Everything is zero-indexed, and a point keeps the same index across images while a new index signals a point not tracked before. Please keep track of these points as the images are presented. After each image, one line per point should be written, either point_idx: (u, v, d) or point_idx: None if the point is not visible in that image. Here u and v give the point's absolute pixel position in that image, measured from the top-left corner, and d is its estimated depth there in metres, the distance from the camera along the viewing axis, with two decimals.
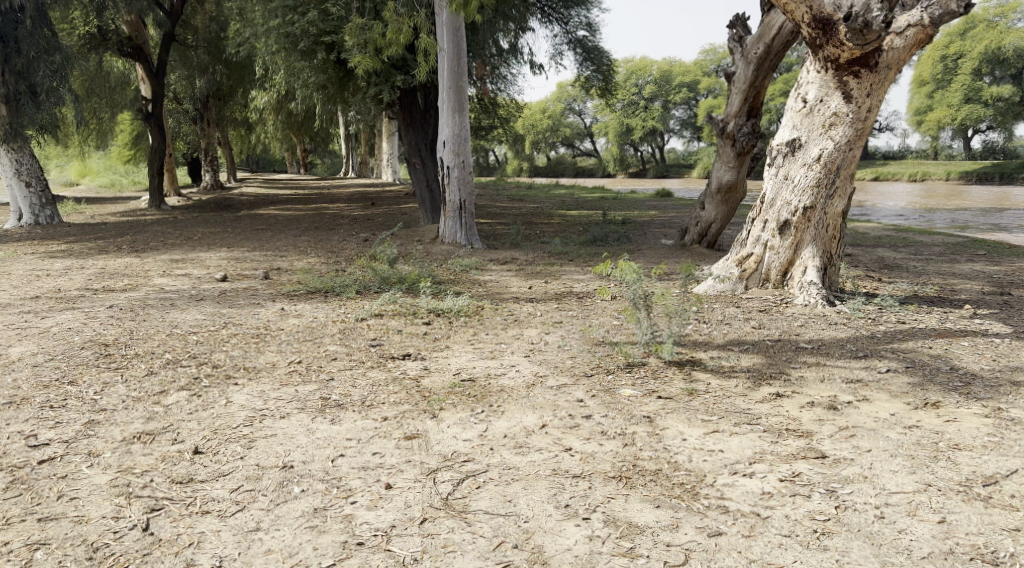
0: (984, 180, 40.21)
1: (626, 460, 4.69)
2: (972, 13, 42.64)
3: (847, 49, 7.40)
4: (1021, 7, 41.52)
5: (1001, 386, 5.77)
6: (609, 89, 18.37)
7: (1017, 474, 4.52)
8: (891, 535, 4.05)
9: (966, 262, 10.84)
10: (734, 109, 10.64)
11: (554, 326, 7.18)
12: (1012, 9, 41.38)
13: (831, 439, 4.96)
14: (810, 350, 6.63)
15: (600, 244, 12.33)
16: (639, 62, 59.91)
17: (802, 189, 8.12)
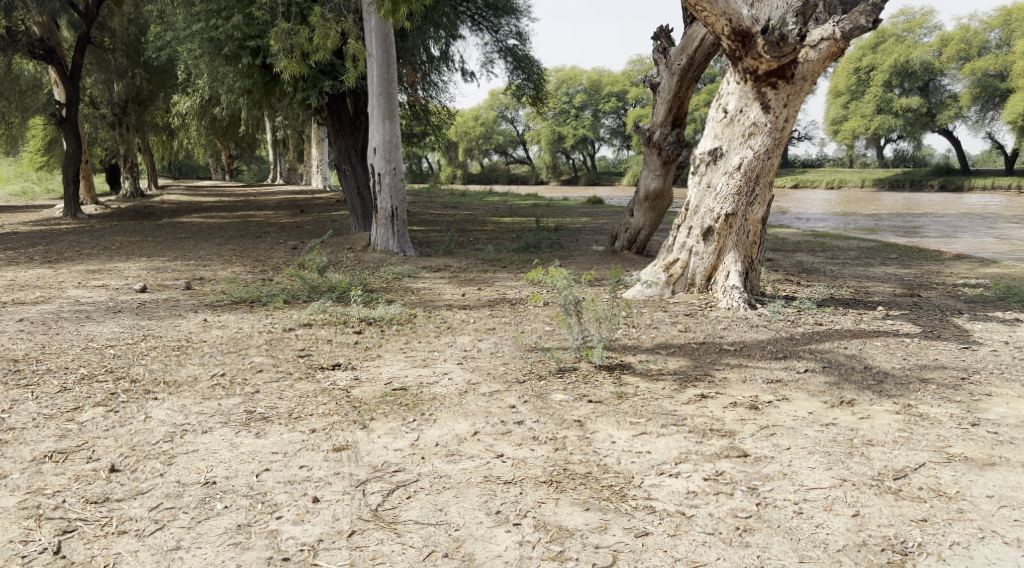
0: (896, 188, 41.93)
1: (557, 464, 4.82)
2: (883, 27, 44.50)
3: (765, 61, 7.66)
4: (926, 23, 44.12)
5: (911, 384, 6.08)
6: (540, 98, 18.57)
7: (925, 467, 4.79)
8: (808, 530, 4.26)
9: (879, 266, 11.33)
10: (659, 118, 10.91)
11: (486, 332, 7.28)
12: (919, 24, 44.01)
13: (753, 437, 5.18)
14: (733, 352, 6.88)
15: (532, 250, 12.49)
16: (568, 71, 60.81)
17: (723, 196, 8.41)
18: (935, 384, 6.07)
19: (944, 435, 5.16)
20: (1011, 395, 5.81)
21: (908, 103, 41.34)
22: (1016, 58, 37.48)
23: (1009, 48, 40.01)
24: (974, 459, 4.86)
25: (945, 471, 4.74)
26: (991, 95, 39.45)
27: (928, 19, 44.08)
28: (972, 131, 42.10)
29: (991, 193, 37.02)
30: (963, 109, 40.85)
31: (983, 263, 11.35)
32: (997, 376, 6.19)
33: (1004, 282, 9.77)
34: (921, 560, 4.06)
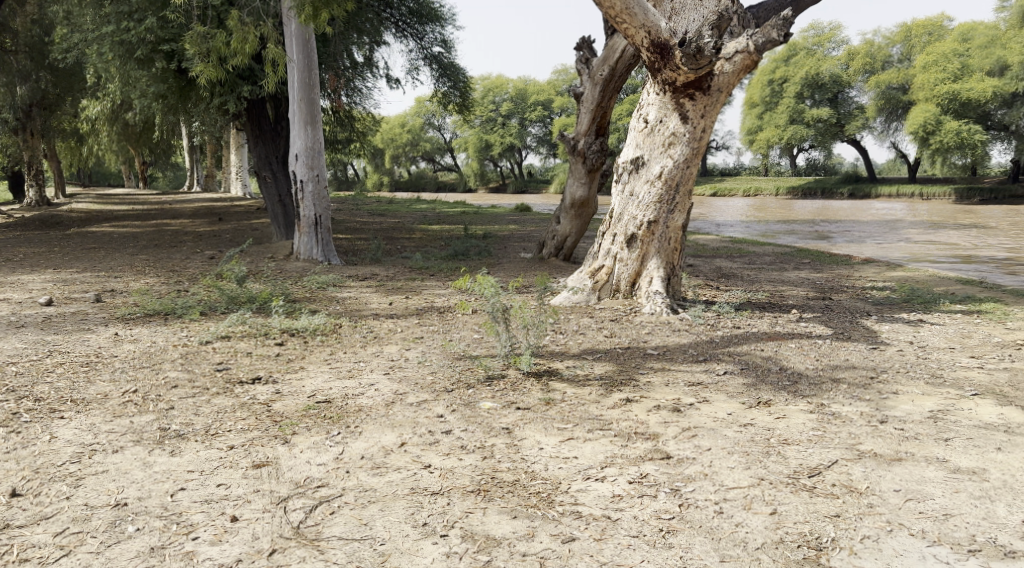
0: (809, 195, 43.36)
1: (484, 473, 4.84)
2: (794, 41, 45.91)
3: (683, 73, 7.85)
4: (835, 37, 45.67)
5: (824, 384, 6.30)
6: (467, 106, 18.60)
7: (838, 464, 4.95)
8: (729, 529, 4.35)
9: (793, 270, 11.71)
10: (583, 127, 11.04)
11: (414, 341, 7.26)
12: (828, 39, 45.47)
13: (675, 439, 5.29)
14: (657, 356, 7.02)
15: (461, 258, 12.50)
16: (494, 79, 61.11)
17: (645, 204, 8.56)
18: (846, 383, 6.31)
19: (855, 433, 5.35)
20: (916, 392, 6.06)
21: (819, 114, 42.78)
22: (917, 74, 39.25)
23: (911, 63, 41.93)
24: (883, 455, 5.03)
25: (856, 467, 4.89)
26: (894, 107, 41.05)
27: (836, 33, 45.84)
28: (877, 141, 43.89)
29: (896, 200, 38.65)
30: (869, 120, 42.53)
31: (890, 267, 11.84)
32: (903, 375, 6.46)
33: (908, 285, 10.20)
34: (835, 555, 4.15)
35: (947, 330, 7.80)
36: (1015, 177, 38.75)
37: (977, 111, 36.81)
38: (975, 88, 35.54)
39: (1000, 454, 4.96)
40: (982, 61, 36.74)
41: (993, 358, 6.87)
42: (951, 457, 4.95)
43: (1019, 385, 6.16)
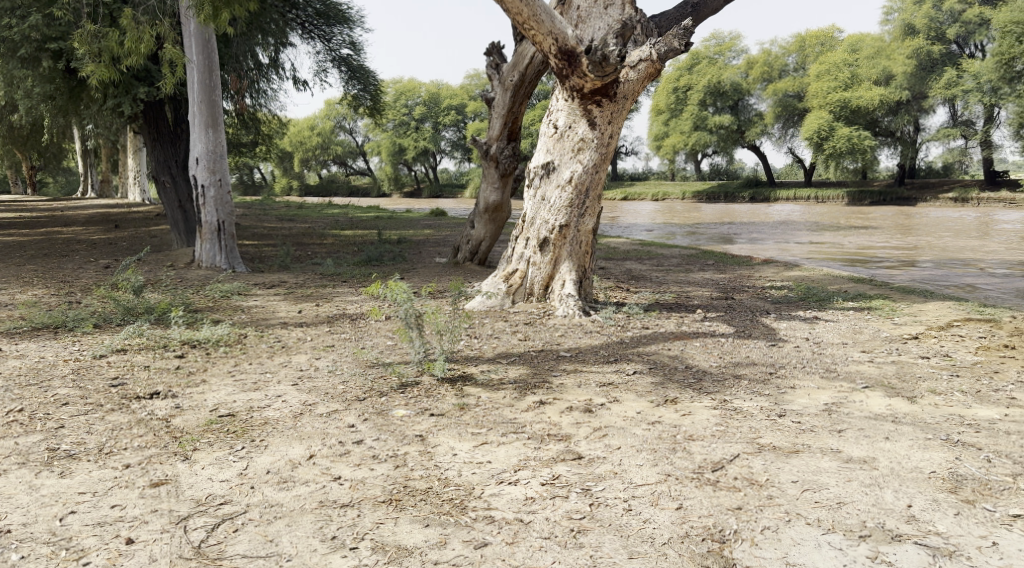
0: (713, 199, 44.58)
1: (397, 482, 4.82)
2: (696, 50, 47.48)
3: (590, 80, 7.98)
4: (734, 47, 47.79)
5: (726, 380, 6.51)
6: (377, 109, 18.42)
7: (740, 458, 5.11)
8: (637, 526, 4.43)
9: (698, 271, 12.03)
10: (495, 132, 11.10)
11: (325, 350, 7.16)
12: (729, 48, 47.60)
13: (586, 439, 5.38)
14: (569, 358, 7.11)
15: (374, 264, 12.39)
16: (407, 84, 60.88)
17: (556, 208, 8.66)
18: (747, 378, 6.54)
19: (756, 427, 5.54)
20: (812, 386, 6.32)
21: (721, 121, 44.06)
22: (810, 82, 41.38)
23: (804, 72, 44.16)
24: (782, 448, 5.21)
25: (757, 461, 5.05)
26: (790, 114, 43.16)
27: (736, 42, 47.71)
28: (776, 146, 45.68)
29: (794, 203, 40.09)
30: (768, 126, 44.09)
31: (788, 267, 12.29)
32: (800, 369, 6.73)
33: (805, 284, 10.61)
34: (737, 546, 4.26)
35: (841, 326, 8.14)
36: (901, 180, 40.60)
37: (866, 118, 38.27)
38: (865, 96, 36.82)
39: (888, 442, 5.20)
40: (870, 70, 38.20)
41: (881, 352, 7.21)
42: (844, 448, 5.16)
43: (905, 377, 6.48)
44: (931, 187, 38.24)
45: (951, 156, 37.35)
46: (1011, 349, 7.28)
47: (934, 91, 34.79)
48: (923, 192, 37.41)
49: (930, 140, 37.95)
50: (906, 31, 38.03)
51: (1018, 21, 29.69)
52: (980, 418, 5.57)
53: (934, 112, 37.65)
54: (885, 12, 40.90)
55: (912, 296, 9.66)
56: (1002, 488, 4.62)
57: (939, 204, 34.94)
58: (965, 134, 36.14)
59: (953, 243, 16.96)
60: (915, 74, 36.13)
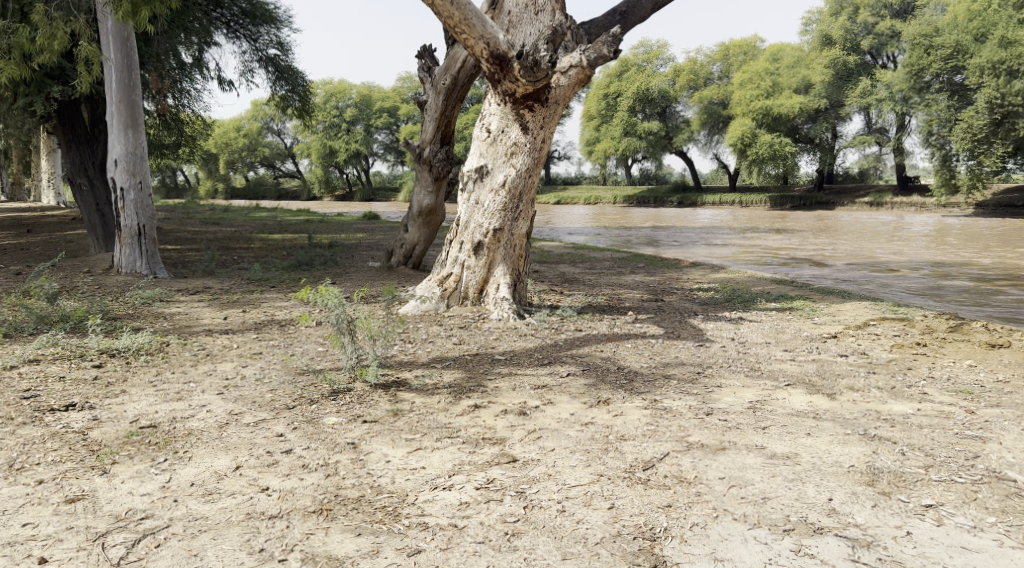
0: (643, 203, 45.20)
1: (327, 491, 4.73)
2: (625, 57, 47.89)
3: (522, 85, 8.00)
4: (662, 55, 48.05)
5: (657, 380, 6.59)
6: (306, 110, 18.13)
7: (670, 456, 5.16)
8: (570, 527, 4.43)
9: (629, 274, 12.16)
10: (428, 136, 11.02)
11: (251, 357, 7.01)
12: (657, 56, 47.74)
13: (521, 442, 5.37)
14: (504, 361, 7.10)
15: (304, 268, 12.19)
16: (337, 84, 59.75)
17: (490, 212, 8.64)
18: (676, 378, 6.62)
19: (685, 426, 5.61)
20: (737, 385, 6.43)
21: (649, 127, 44.57)
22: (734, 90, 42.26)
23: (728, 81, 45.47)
24: (709, 446, 5.29)
25: (686, 458, 5.12)
26: (715, 121, 44.10)
27: (662, 51, 48.22)
28: (702, 152, 46.80)
29: (720, 207, 40.94)
30: (694, 133, 45.17)
31: (714, 269, 12.53)
32: (726, 369, 6.85)
33: (731, 285, 10.82)
34: (667, 544, 4.30)
35: (765, 326, 8.32)
36: (821, 185, 41.86)
37: (787, 125, 39.23)
38: (786, 104, 37.75)
39: (809, 438, 5.32)
40: (791, 79, 39.13)
41: (803, 350, 7.39)
42: (768, 444, 5.26)
43: (825, 374, 6.65)
44: (848, 192, 39.50)
45: (867, 162, 38.61)
46: (923, 346, 7.55)
47: (850, 99, 36.01)
48: (841, 196, 38.62)
49: (846, 147, 39.19)
50: (823, 41, 38.87)
51: (927, 34, 30.99)
52: (895, 412, 5.74)
53: (850, 120, 38.89)
54: (804, 23, 42.08)
55: (830, 296, 9.95)
56: (916, 479, 4.75)
57: (855, 208, 36.13)
58: (879, 141, 37.37)
59: (868, 245, 17.53)
60: (833, 83, 37.34)
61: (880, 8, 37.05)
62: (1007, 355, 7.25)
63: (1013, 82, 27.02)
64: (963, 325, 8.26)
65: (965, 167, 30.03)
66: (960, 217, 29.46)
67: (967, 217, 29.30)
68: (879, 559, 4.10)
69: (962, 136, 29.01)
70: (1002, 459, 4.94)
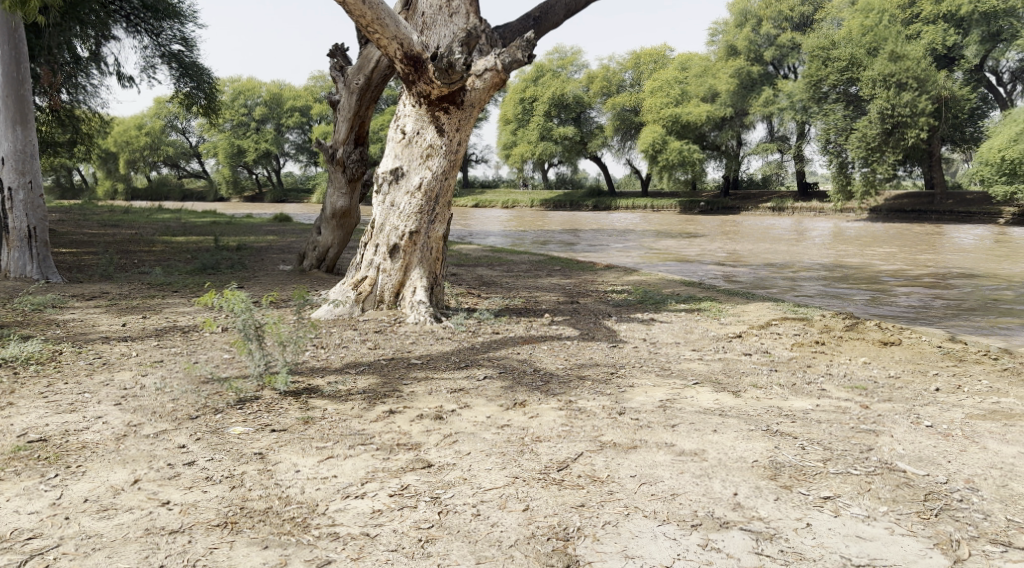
0: (559, 207, 45.64)
1: (232, 503, 4.59)
2: (540, 62, 48.56)
3: (437, 87, 7.94)
4: (576, 61, 49.21)
5: (572, 381, 6.64)
6: (212, 108, 17.70)
7: (584, 456, 5.19)
8: (484, 531, 4.41)
9: (545, 276, 12.26)
10: (342, 136, 10.83)
11: (153, 365, 6.77)
12: (571, 62, 49.07)
13: (436, 447, 5.33)
14: (419, 365, 7.04)
15: (211, 271, 11.85)
16: (245, 82, 58.21)
17: (406, 214, 8.56)
18: (591, 379, 6.69)
19: (598, 425, 5.66)
20: (649, 384, 6.54)
21: (565, 132, 45.02)
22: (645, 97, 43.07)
23: (640, 88, 46.41)
24: (621, 444, 5.35)
25: (598, 458, 5.16)
26: (628, 127, 44.95)
27: (577, 57, 49.17)
28: (615, 158, 47.46)
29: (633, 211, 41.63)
30: (607, 139, 45.86)
31: (627, 272, 12.71)
32: (638, 368, 6.95)
33: (642, 287, 11.02)
34: (580, 543, 4.32)
35: (674, 327, 8.50)
36: (727, 190, 43.07)
37: (695, 132, 40.21)
38: (694, 112, 38.67)
39: (716, 434, 5.44)
40: (698, 88, 40.59)
41: (710, 350, 7.56)
42: (677, 441, 5.35)
43: (730, 372, 6.82)
44: (753, 197, 40.77)
45: (770, 169, 39.87)
46: (821, 344, 7.81)
47: (753, 108, 37.13)
48: (745, 201, 39.79)
49: (751, 154, 40.40)
50: (729, 51, 39.87)
51: (824, 47, 32.16)
52: (795, 408, 5.92)
53: (754, 128, 40.12)
54: (709, 33, 43.11)
55: (735, 297, 10.22)
56: (815, 472, 4.90)
57: (758, 212, 37.22)
58: (781, 149, 38.64)
59: (770, 248, 18.10)
60: (737, 93, 38.46)
61: (780, 20, 38.29)
62: (898, 352, 7.57)
63: (902, 94, 29.10)
64: (858, 324, 8.59)
65: (860, 173, 31.34)
66: (856, 221, 30.88)
67: (867, 221, 30.74)
68: (781, 551, 4.20)
69: (858, 145, 30.33)
70: (894, 451, 5.15)
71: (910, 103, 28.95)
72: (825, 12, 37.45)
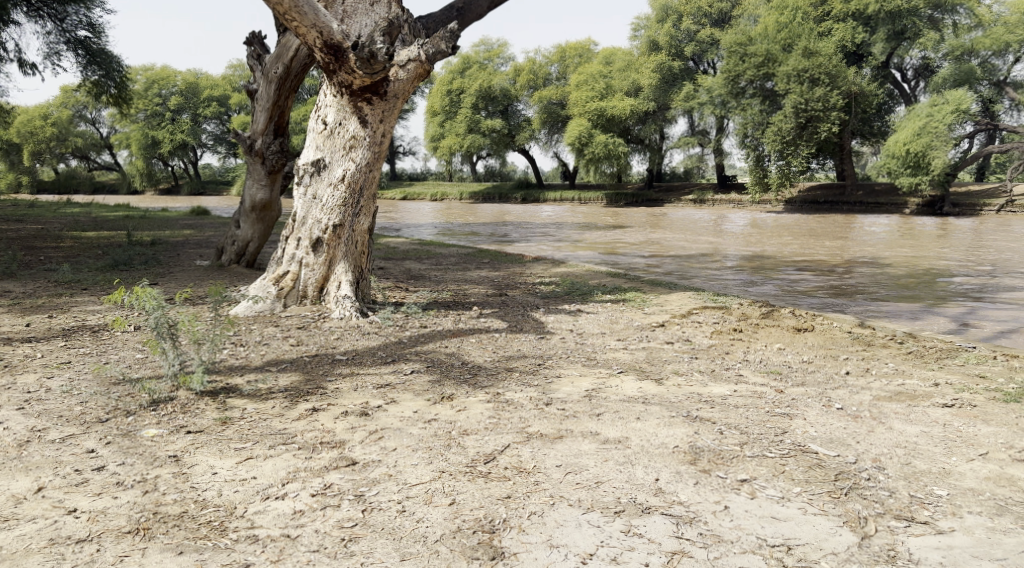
0: (488, 200, 45.59)
1: (145, 509, 4.46)
2: (467, 54, 48.33)
3: (358, 77, 7.79)
4: (502, 53, 49.17)
5: (499, 373, 6.66)
6: (123, 97, 17.17)
7: (510, 448, 5.21)
8: (409, 527, 4.38)
9: (474, 269, 12.25)
10: (261, 126, 10.58)
11: (59, 367, 6.52)
12: (497, 54, 48.97)
13: (361, 444, 5.26)
14: (345, 361, 6.95)
15: (124, 268, 11.48)
16: (159, 71, 56.40)
17: (329, 207, 8.43)
18: (518, 370, 6.72)
19: (525, 417, 5.68)
20: (574, 374, 6.61)
21: (493, 124, 44.91)
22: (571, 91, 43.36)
23: (565, 81, 46.83)
24: (547, 434, 5.38)
25: (525, 449, 5.18)
26: (555, 120, 45.27)
27: (503, 49, 49.17)
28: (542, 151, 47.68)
29: (561, 204, 41.92)
30: (535, 132, 46.07)
31: (554, 264, 12.77)
32: (565, 359, 7.01)
33: (569, 279, 11.11)
34: (506, 535, 4.33)
35: (600, 317, 8.59)
36: (651, 183, 43.74)
37: (619, 127, 40.58)
38: (618, 106, 39.10)
39: (638, 422, 5.51)
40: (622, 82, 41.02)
41: (634, 339, 7.66)
42: (601, 430, 5.41)
43: (653, 361, 6.94)
44: (675, 190, 41.51)
45: (691, 162, 40.61)
46: (739, 331, 8.00)
47: (675, 103, 37.83)
48: (668, 195, 40.45)
49: (673, 148, 41.11)
50: (650, 47, 40.35)
51: (741, 43, 32.89)
52: (714, 394, 6.05)
53: (676, 122, 40.88)
54: (632, 28, 43.57)
55: (658, 287, 10.40)
56: (732, 456, 5.02)
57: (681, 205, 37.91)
58: (701, 143, 39.42)
59: (690, 239, 18.47)
60: (659, 87, 39.15)
61: (699, 17, 38.90)
62: (811, 338, 7.79)
63: (814, 89, 29.95)
64: (773, 312, 8.82)
65: (776, 166, 32.04)
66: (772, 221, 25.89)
67: (779, 221, 25.87)
68: (700, 534, 4.28)
69: (773, 138, 31.12)
70: (807, 433, 5.30)
71: (822, 98, 29.78)
72: (742, 9, 38.25)
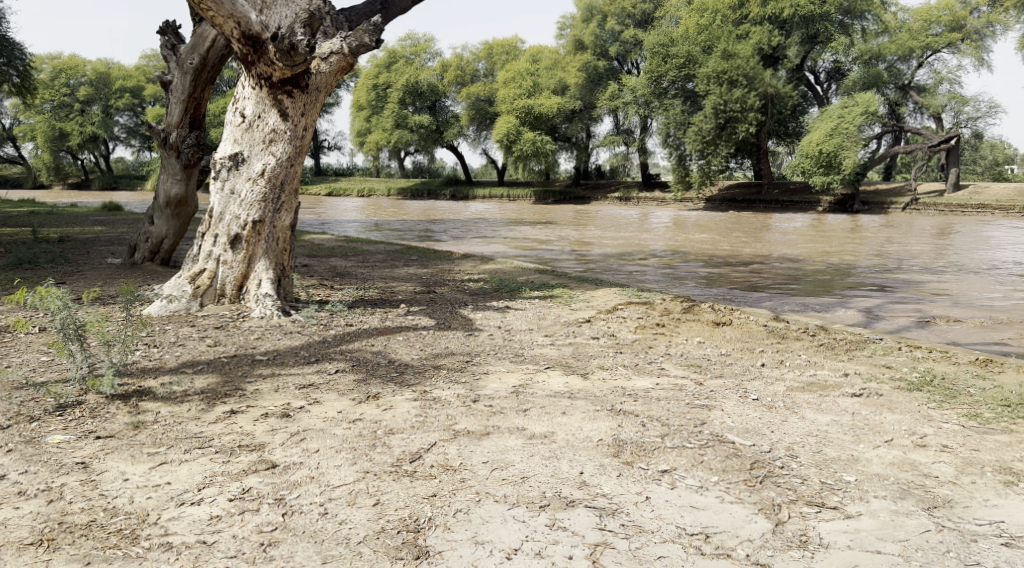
0: (416, 197, 45.28)
1: (50, 519, 4.29)
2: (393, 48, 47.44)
3: (277, 69, 7.61)
4: (429, 48, 48.37)
5: (426, 371, 6.61)
6: (27, 87, 16.52)
7: (436, 446, 5.18)
8: (331, 529, 4.32)
9: (401, 266, 12.14)
10: (175, 119, 10.27)
11: None
12: (424, 49, 47.90)
13: (282, 446, 5.16)
14: (265, 362, 6.80)
15: (30, 266, 11.03)
16: (67, 60, 54.38)
17: (249, 203, 8.25)
18: (446, 368, 6.68)
19: (451, 414, 5.65)
20: (502, 370, 6.61)
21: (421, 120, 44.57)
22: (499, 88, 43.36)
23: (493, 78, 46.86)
24: (474, 432, 5.37)
25: (451, 447, 5.15)
26: (483, 117, 45.23)
27: (430, 44, 48.61)
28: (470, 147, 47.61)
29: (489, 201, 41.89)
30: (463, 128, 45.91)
31: (482, 261, 12.77)
32: (492, 356, 7.01)
33: (497, 276, 11.12)
34: (430, 533, 4.30)
35: (528, 313, 8.62)
36: (577, 181, 44.10)
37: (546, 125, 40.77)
38: (546, 104, 39.24)
39: (564, 416, 5.54)
40: (548, 80, 41.19)
41: (561, 335, 7.70)
42: (528, 426, 5.42)
43: (580, 356, 6.99)
44: (602, 188, 42.04)
45: (616, 160, 41.12)
46: (661, 326, 8.11)
47: (600, 102, 38.30)
48: (594, 193, 40.88)
49: (598, 146, 41.54)
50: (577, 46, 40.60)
51: (663, 43, 33.07)
52: (638, 388, 6.13)
53: (601, 121, 41.32)
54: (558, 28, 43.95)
55: (584, 283, 10.49)
56: (654, 447, 5.08)
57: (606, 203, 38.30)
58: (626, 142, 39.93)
59: (616, 236, 18.72)
60: (585, 86, 39.49)
61: (623, 17, 38.97)
62: (730, 331, 7.97)
63: (733, 90, 30.64)
64: (694, 306, 8.98)
65: (697, 165, 32.64)
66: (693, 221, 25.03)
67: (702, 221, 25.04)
68: (622, 525, 4.32)
69: (694, 138, 31.79)
70: (724, 424, 5.41)
71: (740, 99, 30.51)
72: (664, 11, 38.25)
